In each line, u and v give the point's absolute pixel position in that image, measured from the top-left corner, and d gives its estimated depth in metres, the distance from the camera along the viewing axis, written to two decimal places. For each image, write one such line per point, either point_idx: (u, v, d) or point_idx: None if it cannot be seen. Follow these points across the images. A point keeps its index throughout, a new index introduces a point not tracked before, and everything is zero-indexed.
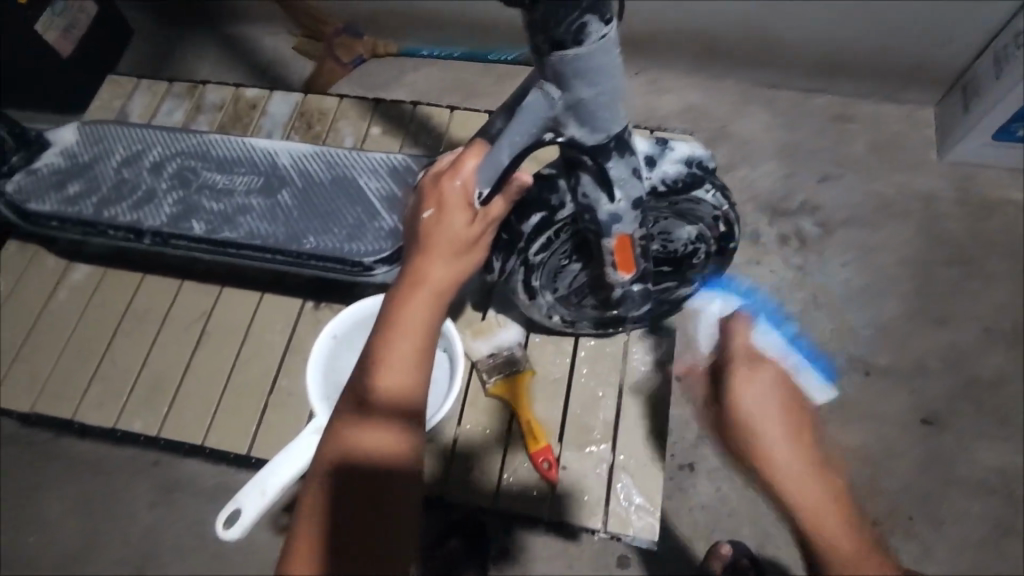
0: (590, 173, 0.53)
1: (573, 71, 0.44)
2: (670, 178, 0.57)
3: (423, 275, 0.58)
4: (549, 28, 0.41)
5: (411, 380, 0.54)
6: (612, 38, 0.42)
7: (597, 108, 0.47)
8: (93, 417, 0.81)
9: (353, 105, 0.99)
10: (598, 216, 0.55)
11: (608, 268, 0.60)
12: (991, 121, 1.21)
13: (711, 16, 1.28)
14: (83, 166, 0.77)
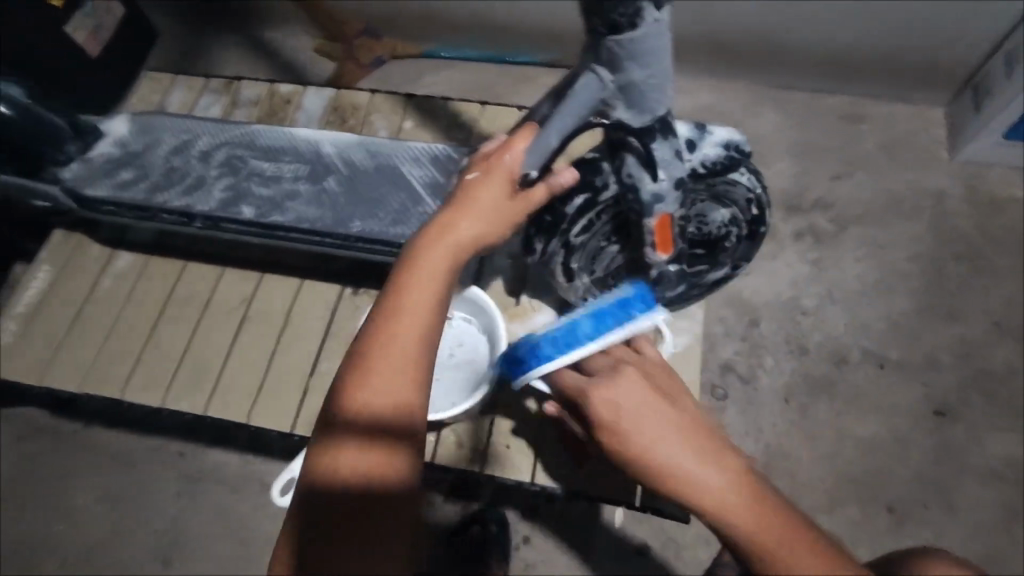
0: (635, 155, 0.59)
1: (628, 53, 0.49)
2: (709, 160, 0.63)
3: (450, 229, 0.57)
4: (607, 11, 0.46)
5: (422, 336, 0.52)
6: (664, 22, 0.48)
7: (646, 90, 0.53)
8: (140, 397, 0.84)
9: (386, 100, 1.03)
10: (641, 195, 0.61)
11: (647, 247, 0.66)
12: (1000, 120, 1.25)
13: (726, 19, 1.32)
14: (136, 155, 0.83)
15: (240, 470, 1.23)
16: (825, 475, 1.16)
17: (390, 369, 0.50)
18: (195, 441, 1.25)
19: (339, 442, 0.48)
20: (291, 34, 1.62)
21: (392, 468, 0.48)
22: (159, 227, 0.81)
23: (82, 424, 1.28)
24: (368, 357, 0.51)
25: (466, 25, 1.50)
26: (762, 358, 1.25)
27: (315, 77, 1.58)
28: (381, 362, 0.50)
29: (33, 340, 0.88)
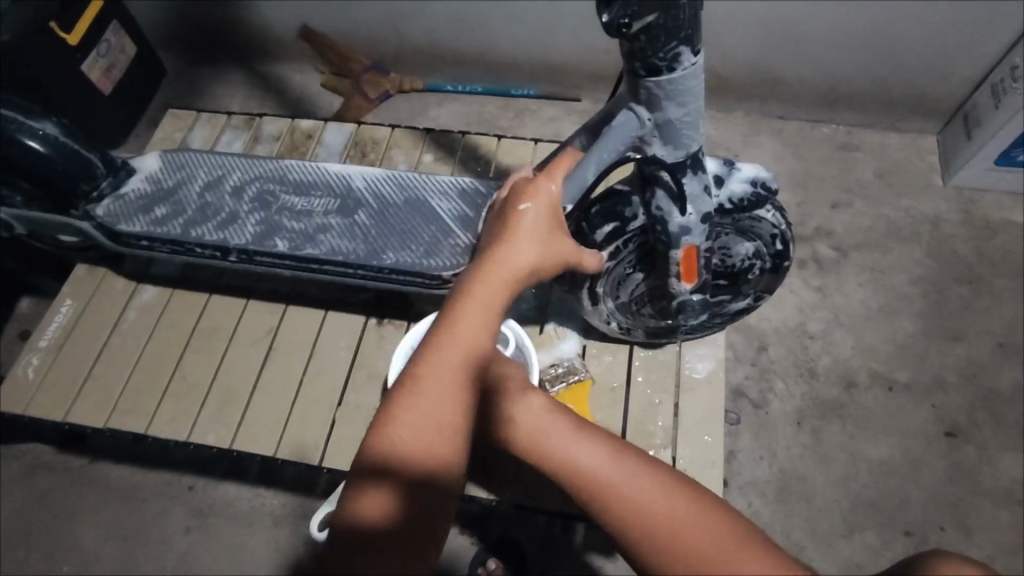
0: (666, 188, 0.62)
1: (666, 93, 0.54)
2: (736, 197, 0.66)
3: (501, 258, 0.58)
4: (648, 55, 0.51)
5: (471, 359, 0.51)
6: (699, 65, 0.53)
7: (681, 128, 0.57)
8: (165, 431, 0.84)
9: (405, 135, 1.06)
10: (670, 227, 0.64)
11: (672, 278, 0.68)
12: (992, 148, 1.29)
13: (725, 55, 1.37)
14: (168, 191, 0.84)
15: (252, 504, 1.21)
16: (841, 499, 1.17)
17: (438, 389, 0.49)
18: (207, 475, 1.24)
19: (373, 465, 0.46)
20: (298, 70, 1.65)
21: (424, 499, 0.46)
22: (191, 260, 0.82)
23: (92, 459, 1.26)
24: (419, 371, 0.49)
25: (471, 61, 1.54)
26: (772, 383, 1.26)
27: (323, 111, 1.61)
28: (429, 380, 0.49)
29: (57, 377, 0.88)
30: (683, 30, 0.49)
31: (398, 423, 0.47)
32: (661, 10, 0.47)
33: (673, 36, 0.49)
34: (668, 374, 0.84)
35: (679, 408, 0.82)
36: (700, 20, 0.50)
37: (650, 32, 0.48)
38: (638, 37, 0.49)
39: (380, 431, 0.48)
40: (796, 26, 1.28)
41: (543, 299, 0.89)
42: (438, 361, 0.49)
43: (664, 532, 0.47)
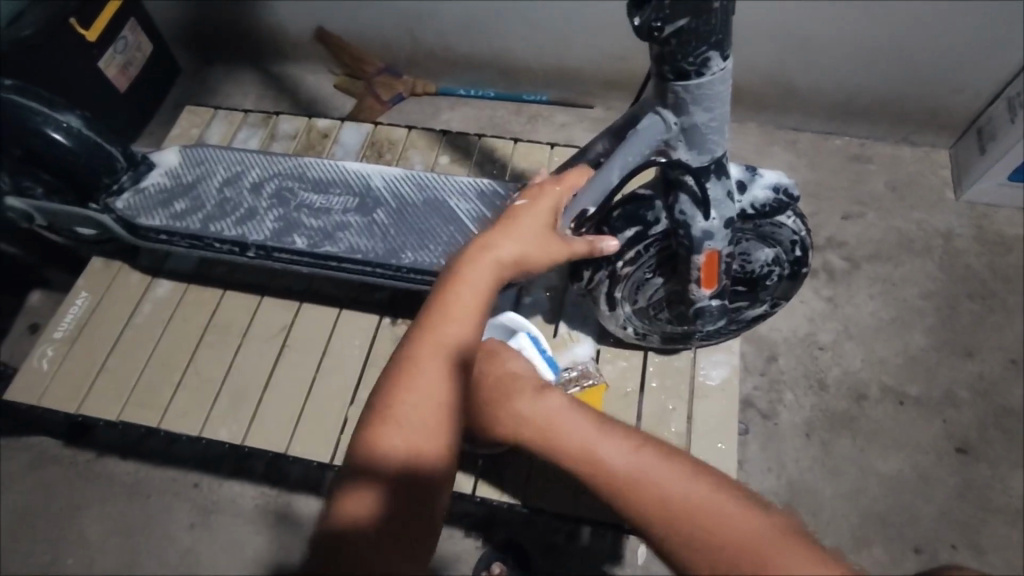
0: (689, 194, 0.62)
1: (694, 98, 0.54)
2: (759, 203, 0.65)
3: (494, 247, 0.58)
4: (677, 59, 0.51)
5: (463, 342, 0.53)
6: (728, 71, 0.52)
7: (708, 133, 0.57)
8: (178, 426, 0.84)
9: (421, 136, 1.06)
10: (693, 232, 0.63)
11: (692, 283, 0.68)
12: (1007, 164, 1.29)
13: (738, 65, 1.38)
14: (187, 186, 0.85)
15: (257, 503, 1.21)
16: (851, 512, 1.16)
17: (433, 375, 0.50)
18: (212, 472, 1.24)
19: (369, 456, 0.47)
20: (311, 71, 1.66)
21: (420, 485, 0.47)
22: (209, 256, 0.82)
23: (97, 454, 1.26)
24: (413, 361, 0.51)
25: (484, 65, 1.54)
26: (781, 394, 1.26)
27: (336, 112, 1.61)
28: (425, 366, 0.51)
29: (71, 368, 0.88)
30: (714, 35, 0.49)
31: (395, 410, 0.49)
32: (693, 14, 0.47)
33: (703, 40, 0.49)
34: (682, 380, 0.84)
35: (692, 414, 0.82)
36: (731, 25, 0.50)
37: (681, 35, 0.48)
38: (668, 40, 0.49)
39: (376, 423, 0.49)
40: (812, 35, 1.28)
41: (556, 303, 0.89)
42: (432, 350, 0.51)
43: (663, 504, 0.48)
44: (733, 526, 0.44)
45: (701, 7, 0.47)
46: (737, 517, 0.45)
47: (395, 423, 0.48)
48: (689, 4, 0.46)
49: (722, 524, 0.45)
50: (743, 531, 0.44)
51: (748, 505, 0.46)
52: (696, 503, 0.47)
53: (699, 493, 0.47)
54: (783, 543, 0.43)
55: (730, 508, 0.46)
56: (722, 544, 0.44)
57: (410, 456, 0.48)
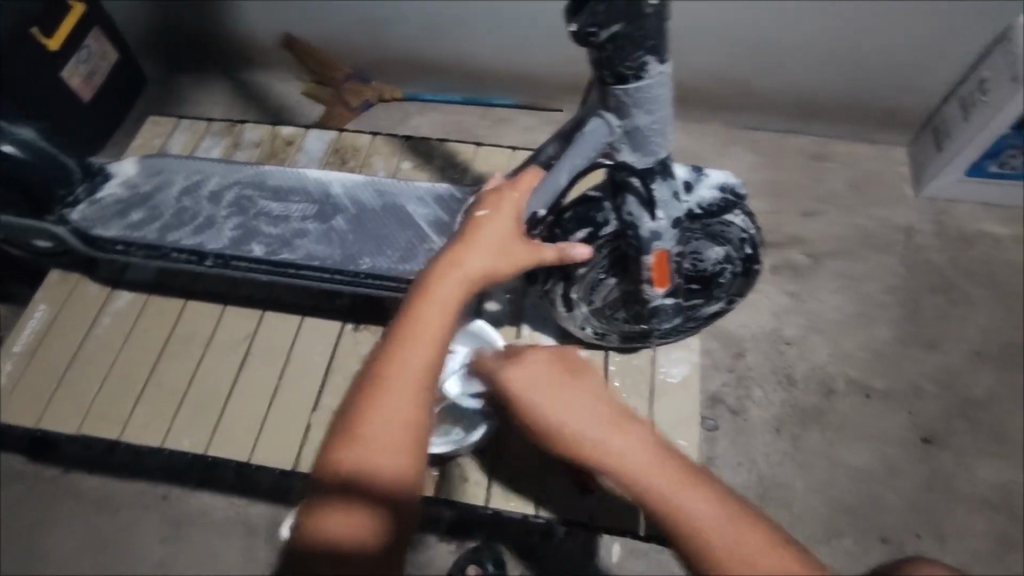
0: (636, 195, 0.64)
1: (634, 100, 0.55)
2: (706, 203, 0.68)
3: (460, 261, 0.59)
4: (614, 64, 0.52)
5: (430, 361, 0.53)
6: (667, 74, 0.54)
7: (650, 135, 0.58)
8: (139, 438, 0.83)
9: (385, 142, 1.07)
10: (641, 233, 0.65)
11: (644, 283, 0.69)
12: (963, 161, 1.33)
13: (702, 67, 1.40)
14: (144, 196, 0.84)
15: (231, 514, 1.20)
16: (821, 505, 1.18)
17: (400, 396, 0.51)
18: (183, 484, 1.22)
19: (337, 478, 0.49)
20: (279, 78, 1.66)
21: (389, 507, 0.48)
22: (167, 266, 0.82)
23: (65, 470, 1.24)
24: (379, 380, 0.51)
25: (452, 69, 1.55)
26: (751, 390, 1.28)
27: (303, 119, 1.61)
28: (393, 385, 0.51)
29: (29, 382, 0.87)
30: (649, 40, 0.50)
31: (363, 431, 0.49)
32: (625, 20, 0.49)
33: (638, 45, 0.50)
34: (643, 379, 0.85)
35: (653, 412, 0.83)
36: (667, 30, 0.51)
37: (615, 41, 0.50)
38: (604, 45, 0.51)
39: (342, 446, 0.50)
40: (771, 36, 1.30)
41: (516, 306, 0.90)
42: (398, 371, 0.51)
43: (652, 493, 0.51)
44: (717, 526, 0.48)
45: (634, 13, 0.48)
46: (720, 519, 0.48)
47: (361, 445, 0.49)
48: (621, 10, 0.48)
49: (706, 518, 0.48)
50: (724, 531, 0.47)
51: (728, 503, 0.49)
52: (682, 499, 0.50)
53: (684, 490, 0.50)
54: (759, 544, 0.47)
55: (712, 504, 0.49)
56: (705, 538, 0.47)
57: (380, 475, 0.49)
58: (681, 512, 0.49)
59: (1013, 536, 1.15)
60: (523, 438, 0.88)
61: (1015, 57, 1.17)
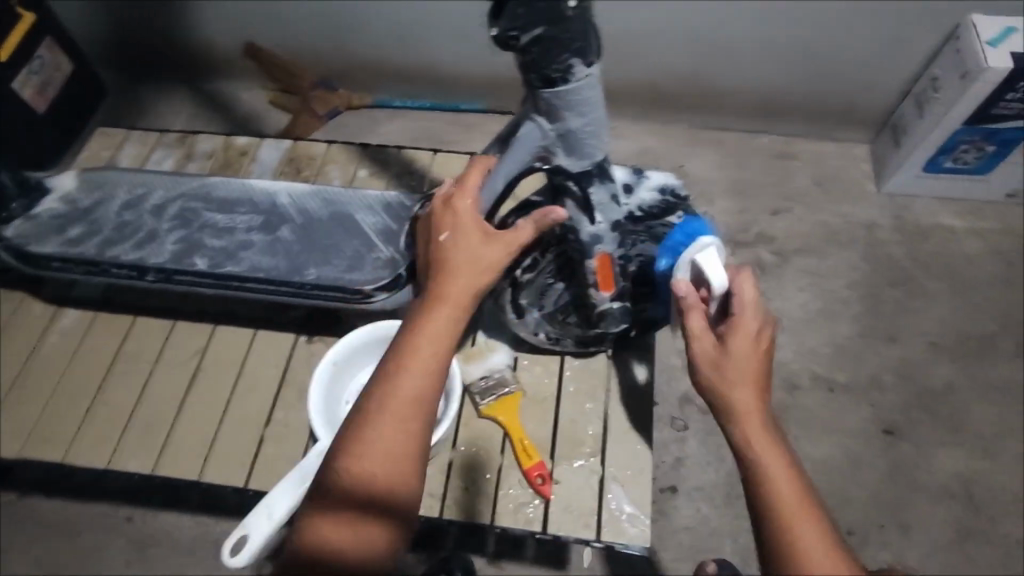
0: (575, 200, 0.68)
1: (564, 104, 0.56)
2: (646, 205, 0.76)
3: (446, 288, 0.59)
4: (541, 67, 0.53)
5: (420, 388, 0.56)
6: (594, 76, 0.54)
7: (583, 138, 0.60)
8: (84, 460, 0.81)
9: (342, 151, 1.06)
10: (582, 236, 0.70)
11: (591, 286, 0.74)
12: (919, 157, 1.35)
13: (664, 68, 1.41)
14: (84, 211, 0.83)
15: (195, 533, 1.17)
16: None
17: (389, 423, 0.54)
18: (143, 504, 1.19)
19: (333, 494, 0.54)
20: (244, 88, 1.64)
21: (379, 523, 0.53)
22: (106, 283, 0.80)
23: (21, 493, 1.20)
24: (371, 405, 0.55)
25: (417, 76, 1.54)
26: None
27: (271, 129, 1.59)
28: (383, 411, 0.55)
29: None
30: (573, 42, 0.51)
31: (354, 454, 0.54)
32: (549, 23, 0.49)
33: (562, 47, 0.51)
34: (599, 384, 0.85)
35: (609, 416, 0.83)
36: (592, 32, 0.52)
37: (539, 43, 0.50)
38: (528, 49, 0.51)
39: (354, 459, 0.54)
40: (728, 37, 1.32)
41: (473, 313, 0.89)
42: (389, 398, 0.54)
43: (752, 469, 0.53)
44: (802, 521, 0.50)
45: (555, 15, 0.49)
46: (806, 515, 0.51)
47: (353, 465, 0.53)
48: (540, 13, 0.48)
49: (790, 504, 0.51)
50: (802, 528, 0.50)
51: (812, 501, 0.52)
52: (782, 482, 0.52)
53: (781, 474, 0.52)
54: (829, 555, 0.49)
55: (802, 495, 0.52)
56: (775, 517, 0.51)
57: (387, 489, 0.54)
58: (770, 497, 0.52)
59: (972, 523, 1.16)
60: (481, 445, 0.83)
61: (965, 54, 1.19)
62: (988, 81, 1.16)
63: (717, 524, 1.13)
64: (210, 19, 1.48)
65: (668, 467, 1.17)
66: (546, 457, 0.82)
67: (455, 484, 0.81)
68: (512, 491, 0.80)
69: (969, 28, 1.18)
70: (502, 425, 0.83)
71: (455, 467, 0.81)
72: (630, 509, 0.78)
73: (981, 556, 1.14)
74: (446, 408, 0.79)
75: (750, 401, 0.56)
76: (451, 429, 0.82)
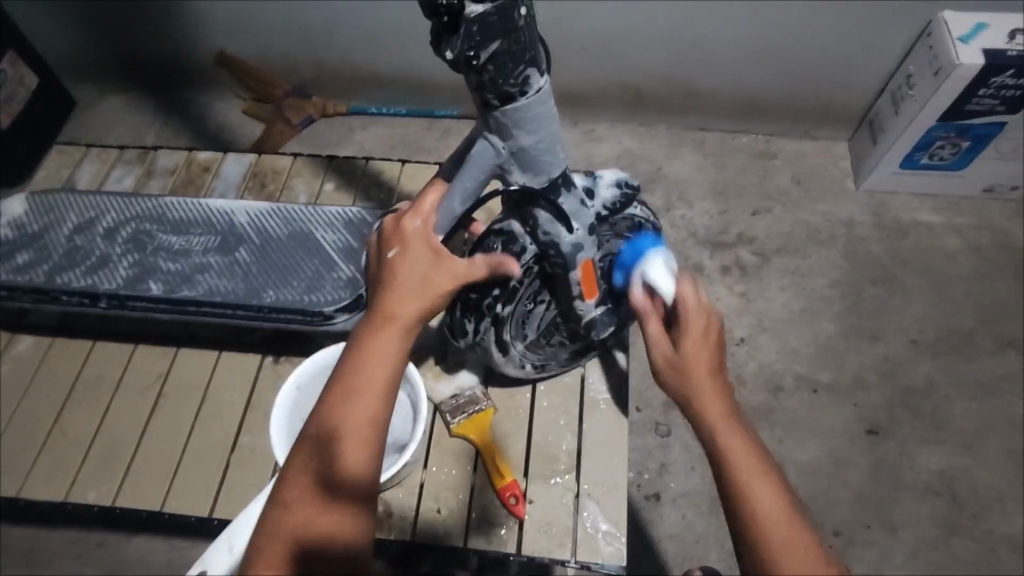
0: (547, 210, 0.66)
1: (519, 120, 0.56)
2: (608, 202, 0.71)
3: (391, 309, 0.58)
4: (498, 83, 0.53)
5: (368, 414, 0.54)
6: (546, 90, 0.55)
7: (538, 154, 0.60)
8: (39, 494, 0.85)
9: (307, 164, 1.04)
10: (563, 248, 0.68)
11: (576, 298, 0.72)
12: (896, 153, 1.34)
13: (639, 70, 1.39)
14: (32, 236, 0.89)
15: (169, 557, 1.12)
16: None
17: (336, 454, 0.52)
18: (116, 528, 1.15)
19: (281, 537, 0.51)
20: (214, 96, 1.58)
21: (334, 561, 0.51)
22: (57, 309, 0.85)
23: None
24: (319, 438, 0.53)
25: (393, 83, 1.49)
26: None
27: (244, 138, 1.54)
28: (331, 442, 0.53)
29: None
30: (527, 52, 0.52)
31: (302, 486, 0.52)
32: (503, 36, 0.50)
33: (519, 59, 0.52)
34: (571, 398, 0.88)
35: (582, 433, 0.85)
36: (540, 42, 0.53)
37: (495, 58, 0.51)
38: (485, 67, 0.51)
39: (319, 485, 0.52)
40: (702, 36, 1.30)
41: (440, 347, 0.91)
42: (337, 427, 0.53)
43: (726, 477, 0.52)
44: (777, 526, 0.50)
45: (508, 29, 0.50)
46: (783, 523, 0.50)
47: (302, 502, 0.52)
48: (494, 29, 0.49)
49: (768, 513, 0.50)
50: (778, 535, 0.49)
51: (788, 505, 0.51)
52: (756, 490, 0.50)
53: (756, 483, 0.51)
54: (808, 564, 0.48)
55: (777, 505, 0.50)
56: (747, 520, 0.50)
57: (355, 513, 0.52)
58: (746, 508, 0.50)
59: (957, 520, 1.15)
60: (454, 466, 0.83)
61: (938, 51, 1.18)
62: (960, 77, 1.15)
63: (703, 532, 1.10)
64: (182, 27, 1.42)
65: (652, 474, 1.15)
66: (519, 475, 0.83)
67: (428, 505, 0.81)
68: (484, 511, 0.81)
69: (940, 25, 1.18)
70: (474, 444, 0.84)
71: (427, 489, 0.82)
72: (606, 527, 0.80)
73: (967, 552, 1.13)
74: (414, 428, 0.80)
75: (716, 399, 0.54)
76: (423, 450, 0.83)
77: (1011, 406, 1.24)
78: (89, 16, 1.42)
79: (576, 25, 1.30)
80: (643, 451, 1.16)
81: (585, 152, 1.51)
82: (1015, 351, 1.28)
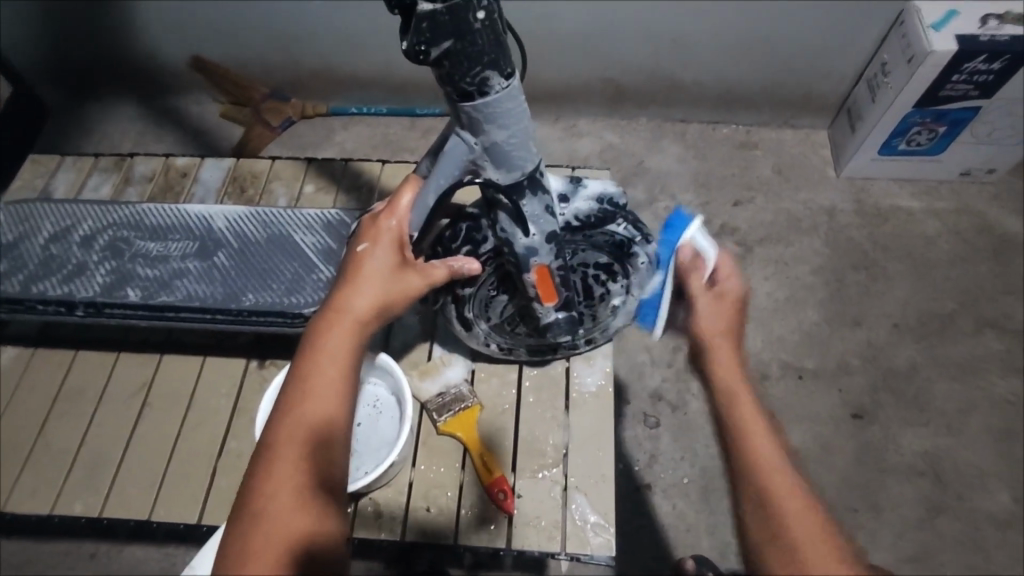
0: (507, 211, 0.67)
1: (486, 117, 0.57)
2: (583, 214, 0.74)
3: (351, 305, 0.59)
4: (455, 80, 0.53)
5: (331, 407, 0.54)
6: (513, 86, 0.55)
7: (509, 149, 0.60)
8: (24, 507, 0.84)
9: (286, 166, 1.04)
10: (516, 249, 0.68)
11: (533, 299, 0.72)
12: (873, 141, 1.36)
13: (617, 66, 1.40)
14: (9, 245, 0.88)
15: (163, 565, 1.10)
16: None
17: (298, 446, 0.53)
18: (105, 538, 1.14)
19: (245, 529, 0.50)
20: (193, 101, 1.57)
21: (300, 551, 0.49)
22: (34, 318, 0.85)
23: None
24: (282, 429, 0.53)
25: (374, 83, 1.48)
26: (690, 383, 1.22)
27: (226, 142, 1.53)
28: (294, 435, 0.53)
29: None
30: (485, 55, 0.52)
31: (267, 480, 0.51)
32: (455, 36, 0.50)
33: (475, 60, 0.52)
34: (558, 392, 0.88)
35: (569, 426, 0.86)
36: (504, 46, 0.53)
37: (449, 56, 0.51)
38: (440, 62, 0.52)
39: (299, 488, 0.51)
40: (679, 31, 1.31)
41: (429, 325, 0.93)
42: (300, 419, 0.53)
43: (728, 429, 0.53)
44: (778, 481, 0.50)
45: (462, 29, 0.50)
46: (790, 486, 0.50)
47: (266, 494, 0.51)
48: (445, 28, 0.49)
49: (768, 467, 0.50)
50: (785, 502, 0.49)
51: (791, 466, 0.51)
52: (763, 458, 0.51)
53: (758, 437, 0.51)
54: (815, 542, 0.47)
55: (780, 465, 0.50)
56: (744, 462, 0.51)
57: (331, 504, 0.52)
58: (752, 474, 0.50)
59: (941, 501, 1.17)
60: (441, 465, 0.84)
61: (911, 38, 1.19)
62: (933, 64, 1.16)
63: (693, 521, 1.11)
64: (159, 31, 1.39)
65: (642, 466, 1.15)
66: (507, 471, 0.84)
67: (417, 504, 0.82)
68: (472, 508, 0.81)
69: (913, 13, 1.19)
70: (461, 441, 0.84)
71: (415, 489, 0.82)
72: (594, 518, 0.80)
73: (952, 532, 1.15)
74: (400, 429, 0.81)
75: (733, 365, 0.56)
76: (410, 449, 0.83)
77: (992, 386, 1.26)
78: (62, 23, 1.40)
79: (552, 21, 1.30)
80: (633, 443, 1.17)
81: (568, 148, 1.51)
82: (995, 331, 1.30)
